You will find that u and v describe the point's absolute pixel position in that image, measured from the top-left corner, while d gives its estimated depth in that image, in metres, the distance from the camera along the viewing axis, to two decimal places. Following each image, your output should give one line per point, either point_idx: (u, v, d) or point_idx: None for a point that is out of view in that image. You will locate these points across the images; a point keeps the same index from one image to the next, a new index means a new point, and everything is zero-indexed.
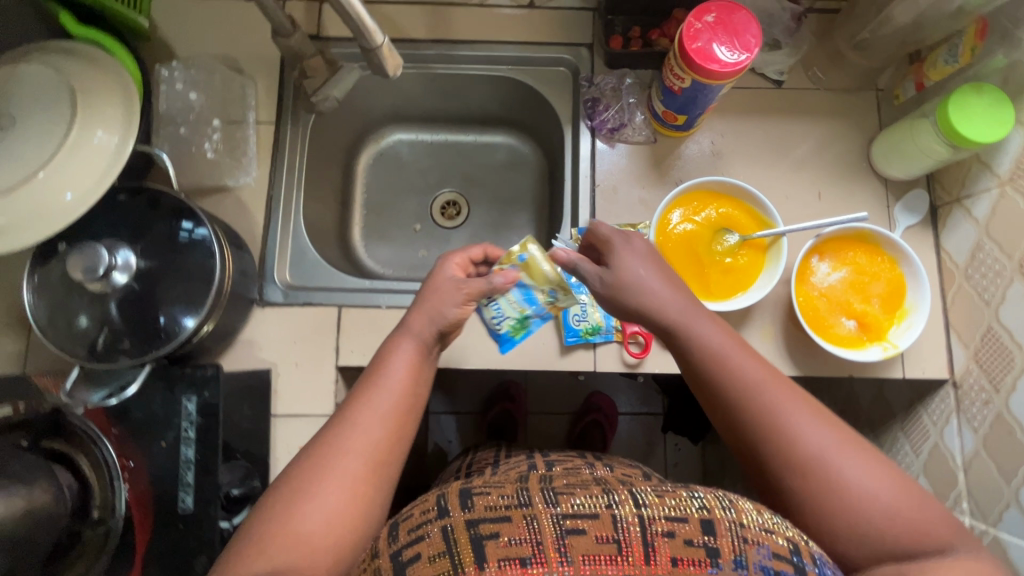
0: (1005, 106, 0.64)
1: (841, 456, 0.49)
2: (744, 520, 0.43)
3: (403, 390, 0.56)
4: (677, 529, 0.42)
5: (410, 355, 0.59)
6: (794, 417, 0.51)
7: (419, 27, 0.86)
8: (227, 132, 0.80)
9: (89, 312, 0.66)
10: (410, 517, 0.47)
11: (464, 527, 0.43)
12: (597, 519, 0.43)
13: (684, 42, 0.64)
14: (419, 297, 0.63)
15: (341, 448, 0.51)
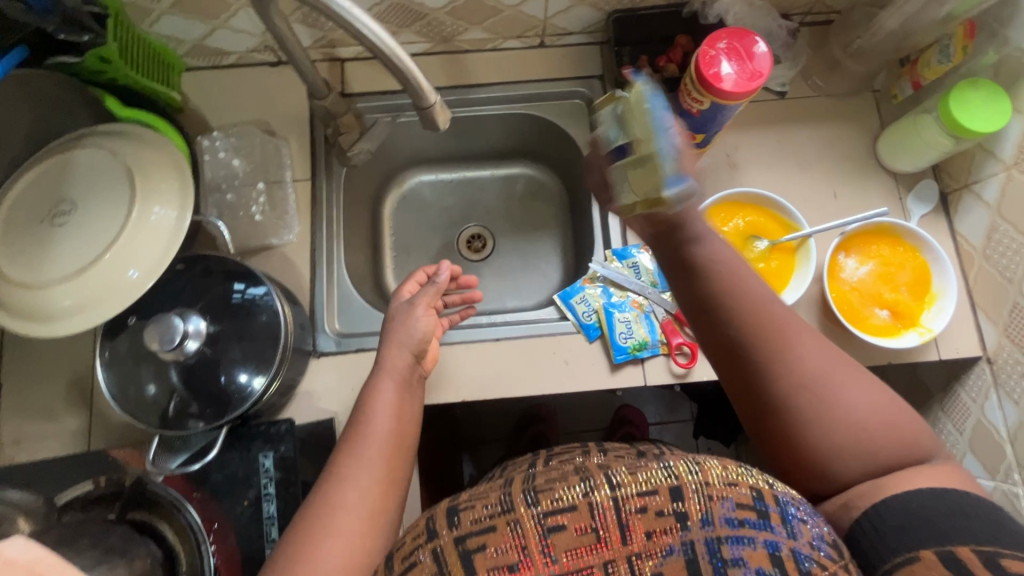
0: (1000, 99, 0.70)
1: (835, 379, 0.52)
2: (712, 482, 0.44)
3: (387, 432, 0.63)
4: (649, 503, 0.44)
5: (392, 398, 0.66)
6: (790, 342, 0.53)
7: (438, 74, 0.90)
8: (269, 192, 0.84)
9: (157, 380, 0.68)
10: (402, 545, 0.47)
11: (452, 546, 0.44)
12: (574, 512, 0.43)
13: (701, 69, 0.69)
14: (387, 332, 0.72)
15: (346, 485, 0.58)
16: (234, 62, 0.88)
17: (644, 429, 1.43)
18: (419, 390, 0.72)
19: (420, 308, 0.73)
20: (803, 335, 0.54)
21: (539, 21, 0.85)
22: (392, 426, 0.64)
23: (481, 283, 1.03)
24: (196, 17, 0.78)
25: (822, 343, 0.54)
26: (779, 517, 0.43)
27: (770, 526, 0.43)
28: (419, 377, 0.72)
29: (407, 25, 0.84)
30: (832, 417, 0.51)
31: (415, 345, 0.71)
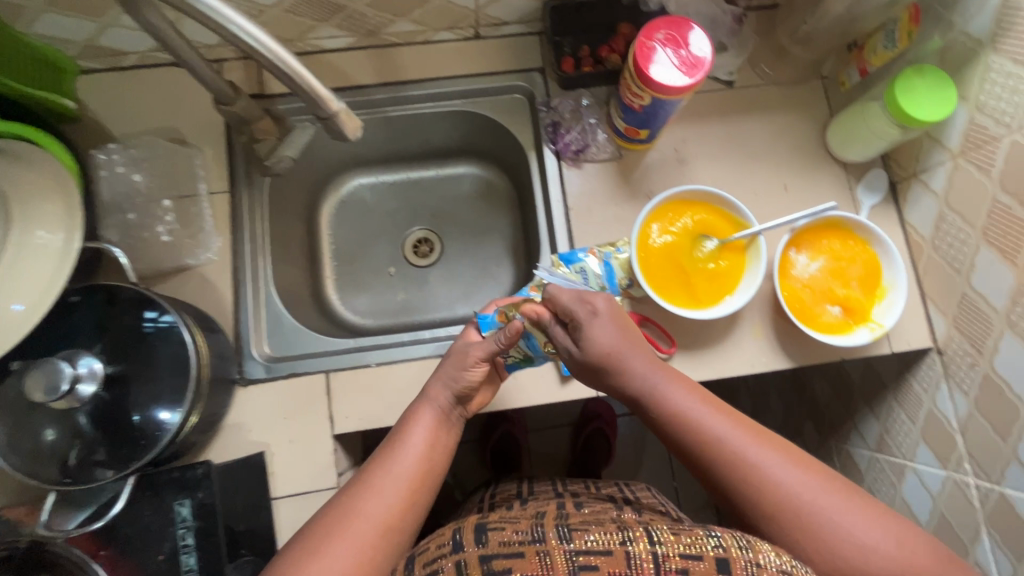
0: (946, 86, 0.67)
1: (815, 500, 0.51)
2: (759, 562, 0.46)
3: (417, 467, 0.58)
4: (690, 566, 0.45)
5: (430, 424, 0.62)
6: (766, 470, 0.52)
7: (365, 70, 0.83)
8: (180, 208, 0.76)
9: (56, 425, 0.61)
10: (426, 551, 0.51)
11: (477, 562, 0.47)
12: (609, 556, 0.46)
13: (638, 63, 0.64)
14: (439, 367, 0.67)
15: (376, 495, 0.55)
16: (136, 64, 0.80)
17: (611, 424, 1.41)
18: (458, 427, 0.66)
19: (477, 356, 0.65)
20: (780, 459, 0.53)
21: (470, 12, 0.79)
22: (424, 451, 0.60)
23: (429, 291, 0.98)
24: (81, 15, 0.70)
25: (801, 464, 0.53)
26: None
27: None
28: (458, 417, 0.66)
29: (327, 18, 0.76)
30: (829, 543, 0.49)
31: (461, 391, 0.64)
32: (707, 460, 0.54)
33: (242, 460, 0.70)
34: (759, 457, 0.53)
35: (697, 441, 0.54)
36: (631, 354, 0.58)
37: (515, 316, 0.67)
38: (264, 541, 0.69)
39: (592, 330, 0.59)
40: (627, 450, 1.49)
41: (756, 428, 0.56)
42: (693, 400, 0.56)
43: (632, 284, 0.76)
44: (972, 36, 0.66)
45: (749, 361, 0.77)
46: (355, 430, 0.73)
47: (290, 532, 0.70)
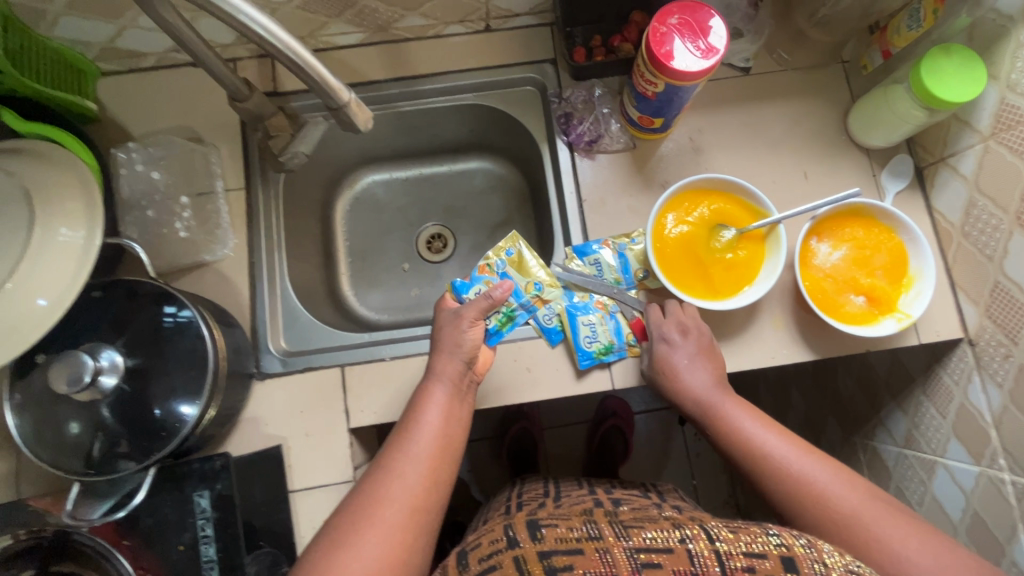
0: (975, 64, 0.65)
1: (871, 519, 0.52)
2: (825, 558, 0.46)
3: (438, 433, 0.60)
4: (756, 564, 0.45)
5: (442, 400, 0.63)
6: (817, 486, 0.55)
7: (378, 66, 0.83)
8: (197, 206, 0.77)
9: (80, 418, 0.62)
10: (478, 547, 0.51)
11: (537, 558, 0.46)
12: (671, 554, 0.46)
13: (652, 47, 0.63)
14: (435, 345, 0.68)
15: (400, 476, 0.55)
16: (153, 64, 0.81)
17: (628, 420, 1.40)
18: (470, 395, 0.67)
19: (470, 320, 0.68)
20: (832, 478, 0.56)
21: (481, 4, 0.79)
22: (441, 426, 0.61)
23: (443, 286, 0.98)
24: (100, 17, 0.71)
25: (857, 487, 0.55)
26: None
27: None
28: (470, 382, 0.68)
29: (338, 14, 0.77)
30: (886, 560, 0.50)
31: (468, 354, 0.67)
32: (762, 474, 0.58)
33: (260, 453, 0.71)
34: (812, 472, 0.56)
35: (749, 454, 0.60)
36: (698, 377, 0.67)
37: (499, 261, 0.80)
38: (281, 534, 0.70)
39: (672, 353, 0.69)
40: (645, 448, 1.47)
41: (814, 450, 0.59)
42: (749, 418, 0.62)
43: (647, 276, 0.76)
44: (1002, 12, 0.64)
45: (769, 353, 0.75)
46: (369, 424, 0.73)
47: (307, 524, 0.70)
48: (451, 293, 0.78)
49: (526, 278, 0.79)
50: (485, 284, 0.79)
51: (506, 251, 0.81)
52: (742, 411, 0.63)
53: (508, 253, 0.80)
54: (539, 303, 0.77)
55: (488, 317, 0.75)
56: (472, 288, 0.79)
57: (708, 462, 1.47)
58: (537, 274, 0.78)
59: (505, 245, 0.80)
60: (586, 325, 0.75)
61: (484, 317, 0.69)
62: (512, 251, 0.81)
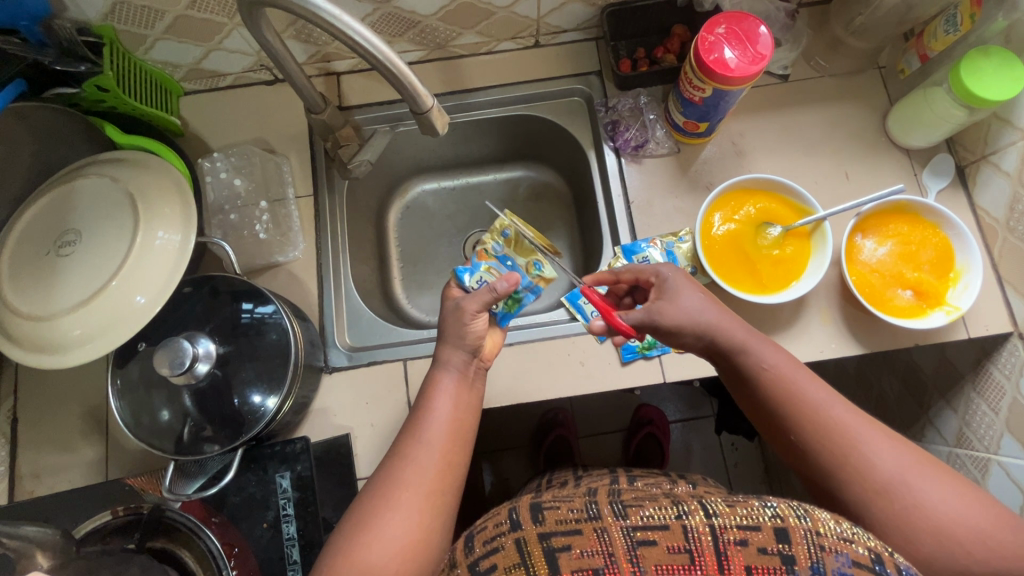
0: (1014, 65, 0.68)
1: (914, 479, 0.53)
2: (818, 528, 0.45)
3: (448, 420, 0.63)
4: (749, 538, 0.45)
5: (450, 389, 0.65)
6: (864, 448, 0.55)
7: (434, 81, 0.90)
8: (274, 211, 0.83)
9: (171, 405, 0.67)
10: (484, 529, 0.50)
11: (537, 540, 0.46)
12: (667, 530, 0.46)
13: (701, 55, 0.67)
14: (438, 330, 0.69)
15: (421, 465, 0.59)
16: (231, 83, 0.89)
17: (661, 427, 1.40)
18: (478, 382, 0.69)
19: (475, 309, 0.67)
20: (875, 436, 0.56)
21: (532, 21, 0.84)
22: (451, 414, 0.63)
23: None
24: (190, 41, 0.79)
25: (900, 445, 0.55)
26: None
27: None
28: (478, 368, 0.69)
29: (401, 34, 0.83)
30: (913, 512, 0.52)
31: (472, 344, 0.67)
32: (805, 428, 0.58)
33: (329, 441, 0.75)
34: (850, 427, 0.56)
35: (793, 405, 0.59)
36: (718, 319, 0.63)
37: (494, 243, 0.82)
38: None
39: (673, 297, 0.64)
40: (681, 455, 1.48)
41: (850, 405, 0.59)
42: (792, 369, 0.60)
43: (696, 272, 0.79)
44: None
45: (819, 347, 0.77)
46: None
47: None
48: (454, 281, 0.79)
49: (528, 258, 0.82)
50: (487, 270, 0.80)
51: (502, 234, 0.83)
52: (782, 358, 0.61)
53: (503, 234, 0.83)
54: (541, 283, 0.82)
55: (496, 305, 0.76)
56: (475, 274, 0.79)
57: (745, 471, 1.46)
58: (537, 255, 0.82)
59: (499, 227, 0.82)
60: None
61: (487, 308, 0.68)
62: (507, 231, 0.83)
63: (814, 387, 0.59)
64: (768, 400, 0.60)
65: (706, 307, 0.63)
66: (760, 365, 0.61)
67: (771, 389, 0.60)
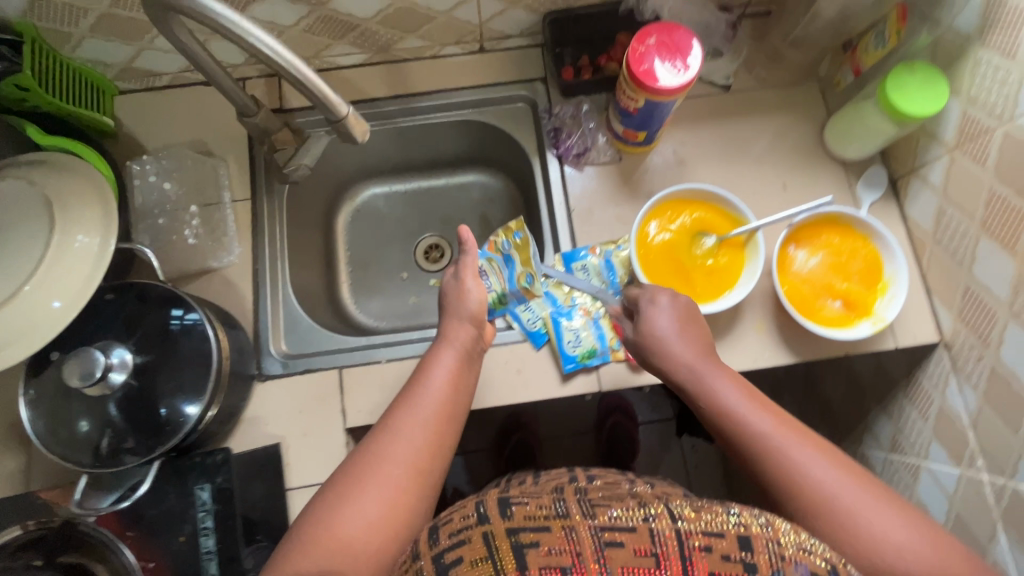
0: (937, 80, 0.69)
1: (859, 506, 0.52)
2: (780, 537, 0.43)
3: (441, 397, 0.63)
4: (714, 544, 0.42)
5: (450, 364, 0.66)
6: (811, 474, 0.55)
7: (377, 84, 0.89)
8: (206, 215, 0.82)
9: (90, 415, 0.65)
10: (450, 521, 0.46)
11: (505, 535, 0.42)
12: (633, 533, 0.42)
13: (631, 66, 0.67)
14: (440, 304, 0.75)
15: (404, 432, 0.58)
16: (169, 83, 0.86)
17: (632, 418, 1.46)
18: (478, 363, 0.71)
19: (468, 279, 0.74)
20: (822, 460, 0.56)
21: (474, 26, 0.83)
22: (447, 390, 0.64)
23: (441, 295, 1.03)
24: (119, 38, 0.77)
25: (847, 470, 0.55)
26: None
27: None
28: (480, 351, 0.72)
29: (341, 37, 0.82)
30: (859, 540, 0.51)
31: (473, 317, 0.72)
32: (755, 457, 0.58)
33: (259, 450, 0.74)
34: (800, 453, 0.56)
35: (743, 435, 0.59)
36: (684, 340, 0.67)
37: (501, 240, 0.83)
38: (278, 531, 0.72)
39: (654, 318, 0.69)
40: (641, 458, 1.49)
41: (802, 430, 0.59)
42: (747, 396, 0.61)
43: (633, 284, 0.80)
44: (960, 32, 0.68)
45: (752, 356, 0.78)
46: (365, 424, 0.77)
47: None
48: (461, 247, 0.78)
49: (523, 267, 0.81)
50: (488, 262, 0.83)
51: (514, 234, 0.82)
52: (731, 383, 0.63)
53: (514, 236, 0.82)
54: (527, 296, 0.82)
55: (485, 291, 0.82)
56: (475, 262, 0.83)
57: (704, 473, 1.48)
58: (533, 269, 0.80)
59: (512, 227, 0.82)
60: (570, 330, 0.78)
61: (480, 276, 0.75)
62: (519, 234, 0.81)
63: (765, 415, 0.59)
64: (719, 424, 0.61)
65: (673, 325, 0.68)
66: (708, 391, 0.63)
67: (723, 419, 0.61)
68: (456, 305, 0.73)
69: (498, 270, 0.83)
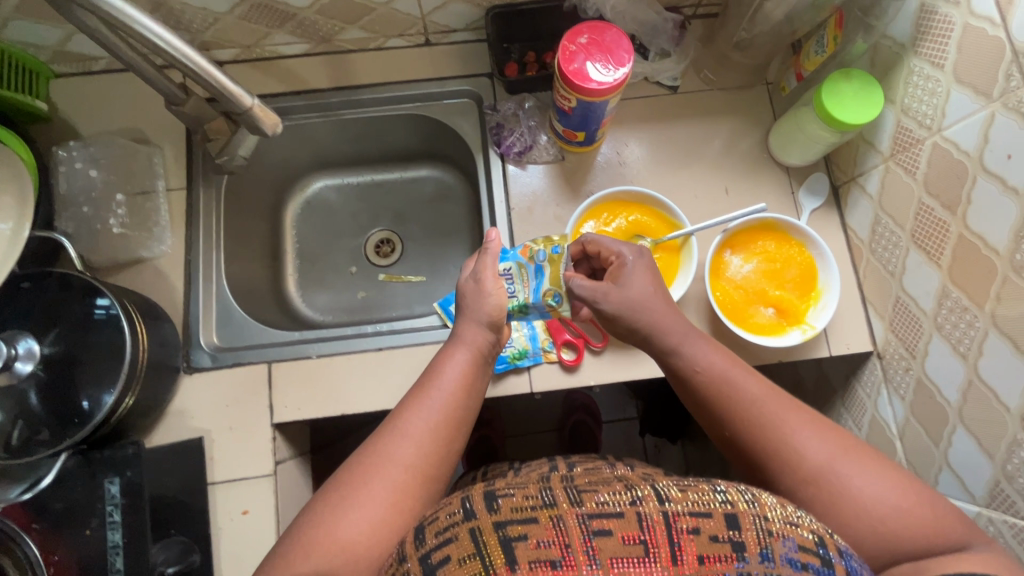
0: (872, 88, 0.68)
1: (849, 469, 0.51)
2: (767, 512, 0.41)
3: (451, 397, 0.58)
4: (702, 525, 0.39)
5: (462, 364, 0.61)
6: (791, 438, 0.54)
7: (322, 75, 0.87)
8: (132, 203, 0.80)
9: (3, 406, 0.65)
10: (436, 519, 0.43)
11: (492, 529, 0.40)
12: (621, 518, 0.40)
13: (561, 65, 0.66)
14: (459, 298, 0.68)
15: (408, 428, 0.55)
16: (106, 68, 0.85)
17: (595, 417, 1.43)
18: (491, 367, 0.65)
19: (489, 278, 0.66)
20: (807, 428, 0.54)
21: (417, 19, 0.82)
22: (456, 391, 0.59)
23: (388, 290, 1.01)
24: (46, 20, 0.75)
25: (825, 430, 0.54)
26: (845, 570, 0.39)
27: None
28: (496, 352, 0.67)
29: (279, 26, 0.80)
30: (855, 508, 0.50)
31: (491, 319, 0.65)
32: (737, 423, 0.56)
33: (180, 445, 0.73)
34: (787, 423, 0.54)
35: (727, 402, 0.57)
36: (659, 313, 0.63)
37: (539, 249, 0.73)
38: (196, 526, 0.71)
39: (628, 283, 0.64)
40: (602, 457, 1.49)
41: (786, 397, 0.57)
42: (737, 370, 0.59)
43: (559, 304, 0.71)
44: (895, 40, 0.67)
45: None
46: (292, 419, 0.76)
47: (224, 516, 0.72)
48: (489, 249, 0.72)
49: (552, 285, 0.71)
50: (516, 269, 0.72)
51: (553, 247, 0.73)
52: (717, 354, 0.60)
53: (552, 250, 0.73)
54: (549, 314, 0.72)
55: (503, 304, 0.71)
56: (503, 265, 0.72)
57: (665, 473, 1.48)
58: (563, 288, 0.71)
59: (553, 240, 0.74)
60: None
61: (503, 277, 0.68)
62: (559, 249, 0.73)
63: (749, 382, 0.58)
64: (705, 401, 0.59)
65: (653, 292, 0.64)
66: (694, 366, 0.60)
67: (707, 388, 0.59)
68: (476, 301, 0.65)
69: (524, 279, 0.72)
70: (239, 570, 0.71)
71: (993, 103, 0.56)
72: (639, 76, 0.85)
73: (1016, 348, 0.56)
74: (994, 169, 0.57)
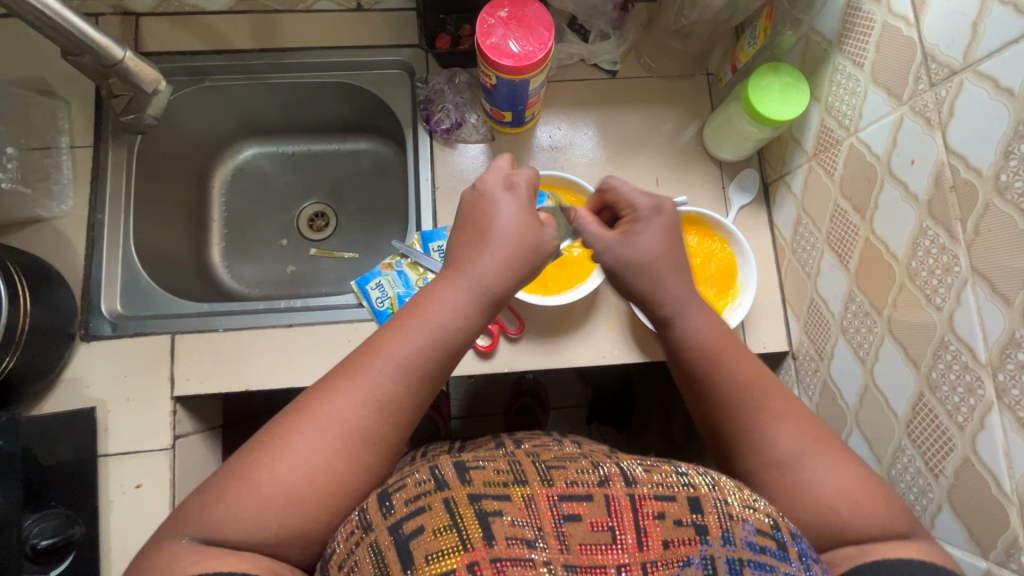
0: (798, 85, 0.67)
1: (815, 459, 0.50)
2: (727, 496, 0.42)
3: (423, 348, 0.50)
4: (667, 509, 0.40)
5: (445, 308, 0.52)
6: (767, 424, 0.52)
7: (246, 35, 0.83)
8: (26, 157, 0.76)
9: None
10: (404, 486, 0.41)
11: (467, 501, 0.39)
12: (591, 501, 0.40)
13: (478, 39, 0.64)
14: (459, 221, 0.57)
15: (374, 377, 0.49)
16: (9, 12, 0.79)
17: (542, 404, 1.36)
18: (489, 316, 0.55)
19: (501, 197, 0.55)
20: (782, 414, 0.53)
21: None
22: (430, 343, 0.51)
23: (317, 265, 0.98)
24: None
25: (804, 420, 0.53)
26: (797, 553, 0.40)
27: (791, 560, 0.39)
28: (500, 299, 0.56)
29: None
30: (814, 501, 0.49)
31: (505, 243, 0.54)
32: (720, 401, 0.55)
33: (70, 414, 0.70)
34: (768, 410, 0.53)
35: (709, 375, 0.56)
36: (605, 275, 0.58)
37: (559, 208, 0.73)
38: (83, 498, 0.69)
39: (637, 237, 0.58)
40: None
41: (774, 383, 0.56)
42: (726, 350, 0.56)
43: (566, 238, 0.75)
44: (824, 36, 0.66)
45: (600, 352, 0.77)
46: (194, 393, 0.73)
47: (116, 488, 0.70)
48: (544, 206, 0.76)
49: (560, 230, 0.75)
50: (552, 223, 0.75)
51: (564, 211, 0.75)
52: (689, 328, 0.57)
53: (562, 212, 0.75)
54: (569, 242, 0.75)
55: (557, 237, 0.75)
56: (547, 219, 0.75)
57: None
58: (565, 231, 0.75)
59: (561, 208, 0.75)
60: None
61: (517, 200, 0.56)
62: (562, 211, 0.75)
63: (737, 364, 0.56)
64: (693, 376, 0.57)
65: (664, 254, 0.58)
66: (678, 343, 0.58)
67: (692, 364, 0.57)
68: (483, 233, 0.55)
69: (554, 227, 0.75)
70: (128, 543, 0.69)
71: (901, 106, 0.55)
72: (576, 57, 0.83)
73: (906, 355, 0.56)
74: (898, 173, 0.56)
